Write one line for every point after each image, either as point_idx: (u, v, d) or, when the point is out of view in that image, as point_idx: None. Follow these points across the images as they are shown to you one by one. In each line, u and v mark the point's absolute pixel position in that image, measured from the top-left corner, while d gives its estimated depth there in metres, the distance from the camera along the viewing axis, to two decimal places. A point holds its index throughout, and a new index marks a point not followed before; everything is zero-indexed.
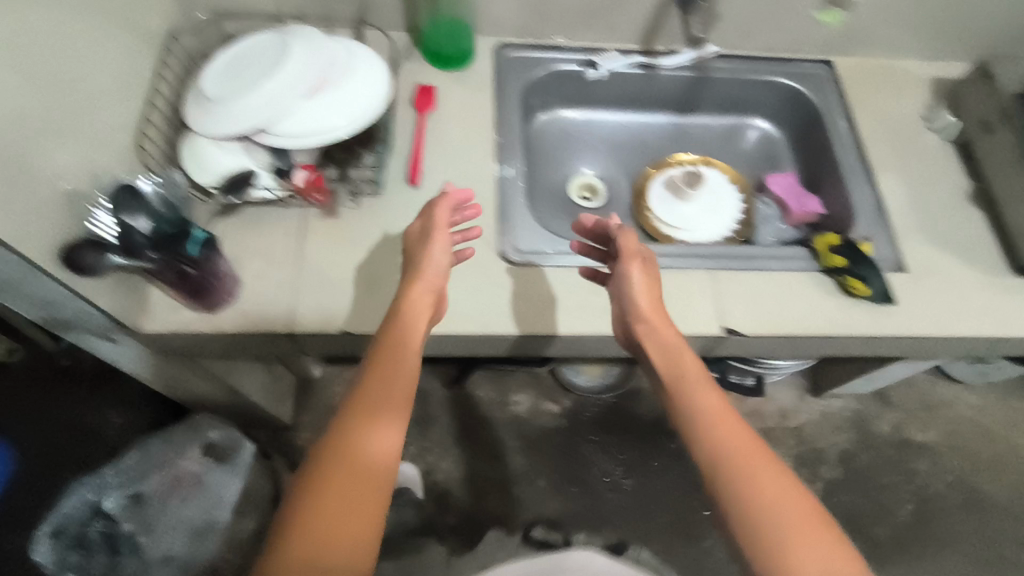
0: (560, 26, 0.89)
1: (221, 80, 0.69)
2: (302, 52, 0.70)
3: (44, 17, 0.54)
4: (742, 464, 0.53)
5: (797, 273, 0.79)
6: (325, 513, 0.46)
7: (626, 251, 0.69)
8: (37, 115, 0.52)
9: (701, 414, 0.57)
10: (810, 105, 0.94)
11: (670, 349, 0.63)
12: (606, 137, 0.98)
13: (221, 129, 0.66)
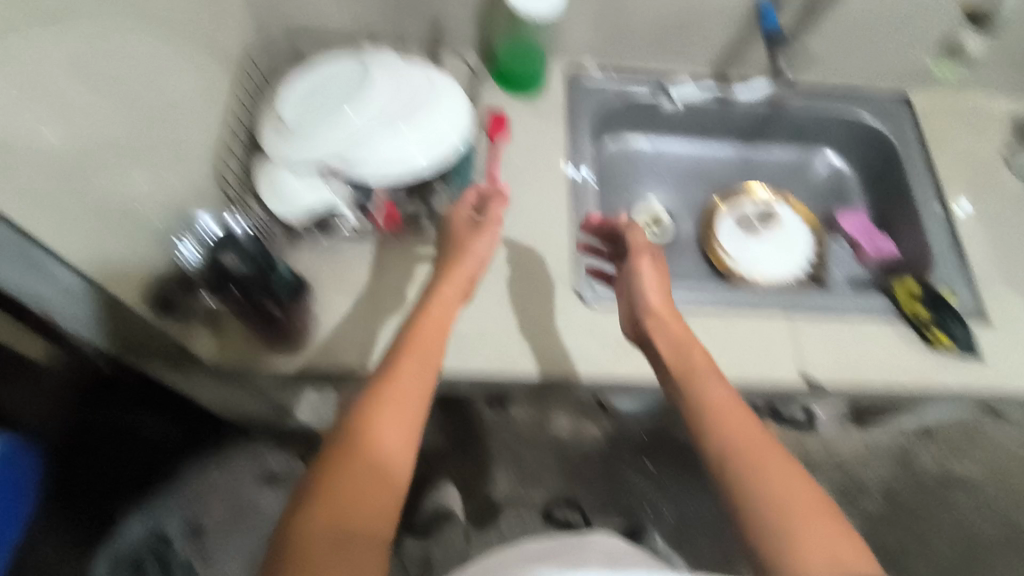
0: (635, 52, 0.87)
1: (306, 106, 0.68)
2: (387, 86, 0.69)
3: (132, 40, 0.53)
4: (757, 459, 0.50)
5: (878, 321, 0.77)
6: (337, 505, 0.44)
7: (636, 248, 0.67)
8: (117, 143, 0.50)
9: (712, 407, 0.53)
10: (885, 140, 0.91)
11: (680, 342, 0.59)
12: (671, 165, 0.96)
13: (302, 160, 0.65)
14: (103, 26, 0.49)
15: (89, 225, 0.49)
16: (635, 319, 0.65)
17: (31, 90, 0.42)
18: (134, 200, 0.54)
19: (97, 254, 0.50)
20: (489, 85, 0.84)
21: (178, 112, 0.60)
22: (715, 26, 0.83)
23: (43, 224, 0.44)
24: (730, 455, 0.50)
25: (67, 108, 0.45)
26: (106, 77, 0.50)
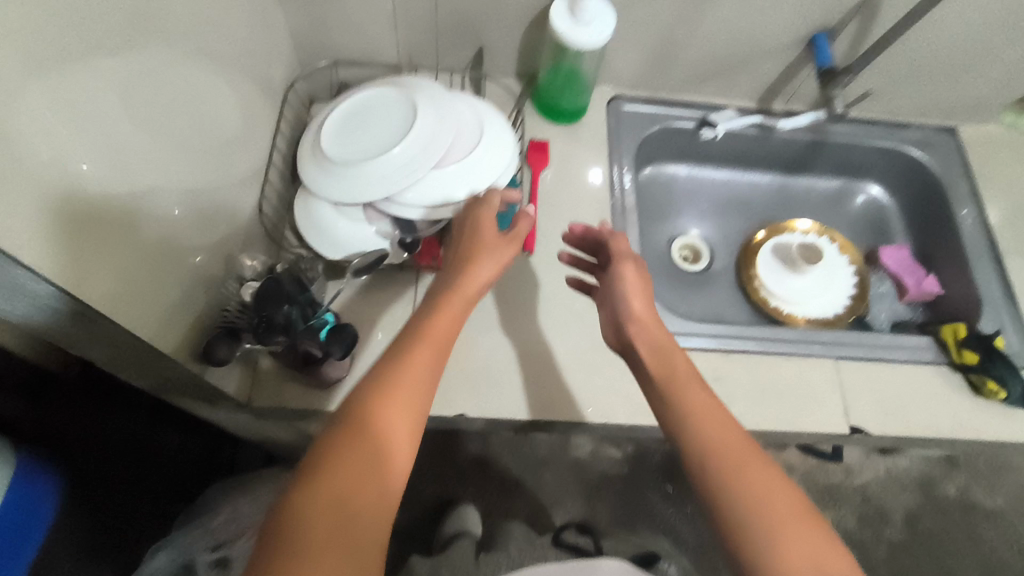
0: (677, 81, 0.86)
1: (342, 140, 0.65)
2: (434, 112, 0.65)
3: (173, 77, 0.52)
4: (739, 463, 0.49)
5: (924, 367, 0.75)
6: (342, 494, 0.42)
7: (618, 254, 0.64)
8: (154, 176, 0.49)
9: (693, 411, 0.53)
10: (930, 174, 0.88)
11: (662, 346, 0.58)
12: (709, 194, 0.94)
13: (346, 196, 0.62)
14: (144, 68, 0.48)
15: (132, 275, 0.46)
16: (614, 326, 0.63)
17: (78, 130, 0.41)
18: (173, 240, 0.52)
19: (141, 305, 0.48)
20: (530, 114, 0.83)
21: (219, 148, 0.60)
22: (758, 58, 0.81)
23: (86, 284, 0.42)
24: (711, 456, 0.50)
25: (105, 153, 0.44)
26: (143, 116, 0.48)
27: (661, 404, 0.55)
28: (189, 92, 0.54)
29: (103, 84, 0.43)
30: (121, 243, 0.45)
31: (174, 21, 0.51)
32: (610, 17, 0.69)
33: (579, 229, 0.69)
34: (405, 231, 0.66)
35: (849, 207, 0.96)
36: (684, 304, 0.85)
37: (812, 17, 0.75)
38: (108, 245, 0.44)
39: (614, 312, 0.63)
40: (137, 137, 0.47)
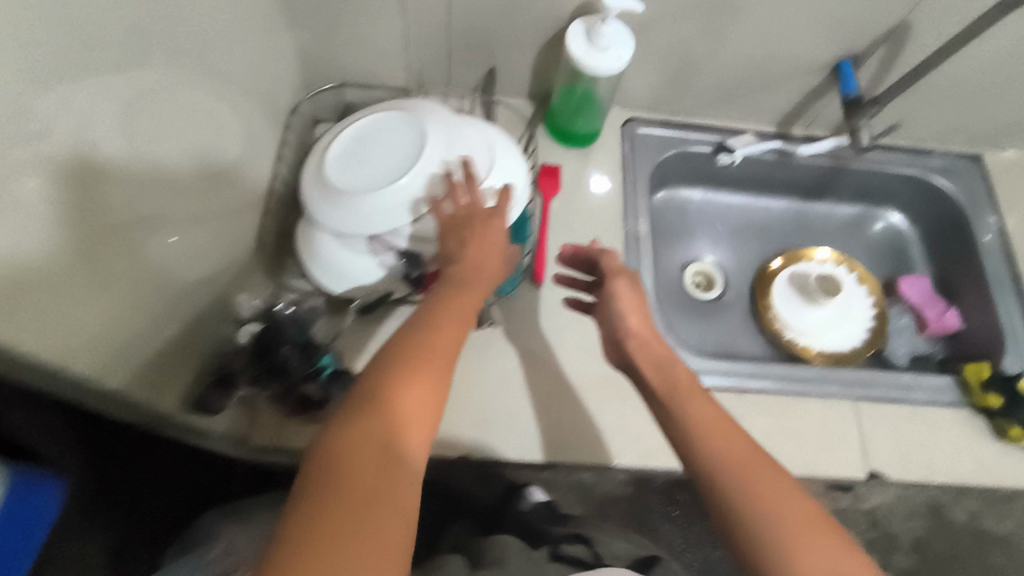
0: (694, 103, 0.83)
1: (347, 167, 0.62)
2: (446, 140, 0.62)
3: (181, 105, 0.50)
4: (756, 463, 0.47)
5: (945, 409, 0.72)
6: (358, 489, 0.38)
7: (610, 269, 0.65)
8: (155, 204, 0.47)
9: (703, 423, 0.50)
10: (954, 204, 0.85)
11: (661, 360, 0.58)
12: (724, 220, 0.91)
13: (352, 228, 0.60)
14: (153, 100, 0.46)
15: (109, 315, 0.42)
16: (617, 342, 0.62)
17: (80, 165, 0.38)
18: (155, 271, 0.47)
19: (114, 347, 0.42)
20: (542, 136, 0.80)
21: (226, 174, 0.58)
22: (779, 83, 0.79)
23: (59, 333, 0.37)
24: (731, 466, 0.47)
25: (97, 188, 0.40)
26: (147, 147, 0.46)
27: (667, 416, 0.53)
28: (197, 120, 0.52)
29: (113, 121, 0.41)
30: (96, 279, 0.40)
31: (183, 48, 0.49)
32: (629, 41, 0.66)
33: (568, 251, 0.70)
34: (412, 267, 0.63)
35: (869, 234, 0.93)
36: (697, 333, 0.83)
37: (839, 45, 0.72)
38: (82, 283, 0.39)
39: (614, 330, 0.63)
40: (137, 168, 0.44)
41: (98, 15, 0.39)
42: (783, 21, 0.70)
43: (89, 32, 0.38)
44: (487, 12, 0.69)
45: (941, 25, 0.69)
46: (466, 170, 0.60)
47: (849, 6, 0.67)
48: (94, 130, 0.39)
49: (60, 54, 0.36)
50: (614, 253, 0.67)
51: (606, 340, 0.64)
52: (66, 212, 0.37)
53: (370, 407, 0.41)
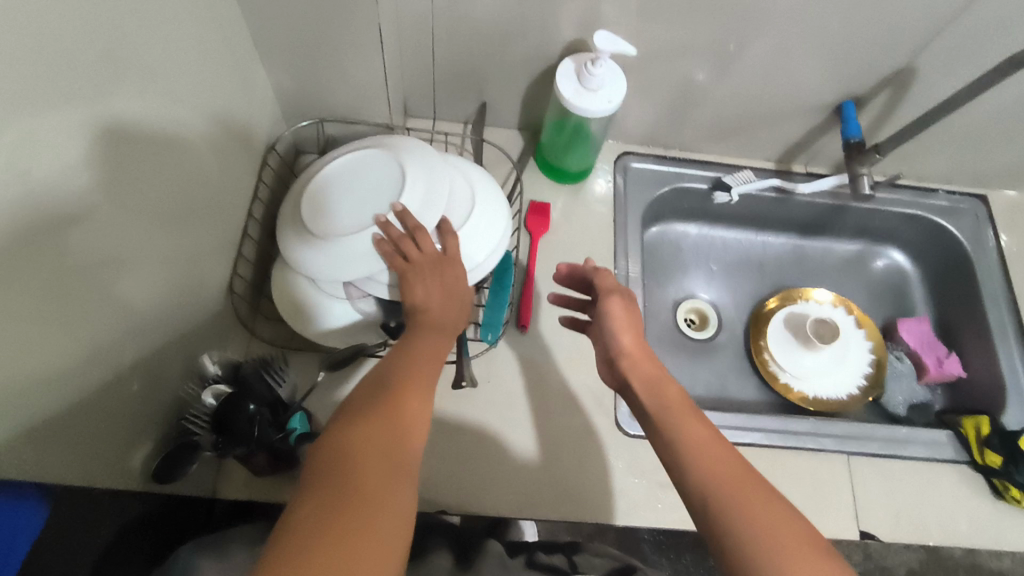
0: (690, 138, 0.81)
1: (317, 209, 0.59)
2: (426, 179, 0.59)
3: (157, 152, 0.48)
4: (743, 490, 0.43)
5: (941, 465, 0.70)
6: (357, 505, 0.37)
7: (603, 287, 0.61)
8: (122, 254, 0.45)
9: (704, 441, 0.47)
10: (957, 245, 0.82)
11: (653, 380, 0.54)
12: (719, 256, 0.89)
13: (327, 274, 0.57)
14: (125, 156, 0.44)
15: (50, 371, 0.38)
16: (610, 364, 0.59)
17: (40, 228, 0.36)
18: (111, 318, 0.44)
19: (49, 410, 0.39)
20: (533, 171, 0.78)
21: (200, 215, 0.56)
22: (778, 122, 0.76)
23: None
24: (728, 483, 0.44)
25: (57, 249, 0.38)
26: (118, 200, 0.44)
27: (659, 440, 0.49)
28: (173, 167, 0.50)
29: (85, 183, 0.40)
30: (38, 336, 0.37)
31: (159, 96, 0.47)
32: (621, 81, 0.63)
33: (563, 271, 0.66)
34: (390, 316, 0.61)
35: (868, 273, 0.90)
36: (686, 376, 0.81)
37: (842, 86, 0.70)
38: (28, 319, 0.36)
39: (607, 348, 0.59)
40: (110, 223, 0.43)
41: (63, 79, 0.37)
42: (784, 62, 0.67)
43: (54, 96, 0.36)
44: (475, 46, 0.67)
45: (948, 70, 0.66)
46: (407, 220, 0.56)
47: (853, 48, 0.65)
48: (61, 196, 0.38)
49: (24, 120, 0.34)
50: (606, 272, 0.64)
51: (601, 364, 0.60)
52: (14, 281, 0.34)
53: (368, 425, 0.41)
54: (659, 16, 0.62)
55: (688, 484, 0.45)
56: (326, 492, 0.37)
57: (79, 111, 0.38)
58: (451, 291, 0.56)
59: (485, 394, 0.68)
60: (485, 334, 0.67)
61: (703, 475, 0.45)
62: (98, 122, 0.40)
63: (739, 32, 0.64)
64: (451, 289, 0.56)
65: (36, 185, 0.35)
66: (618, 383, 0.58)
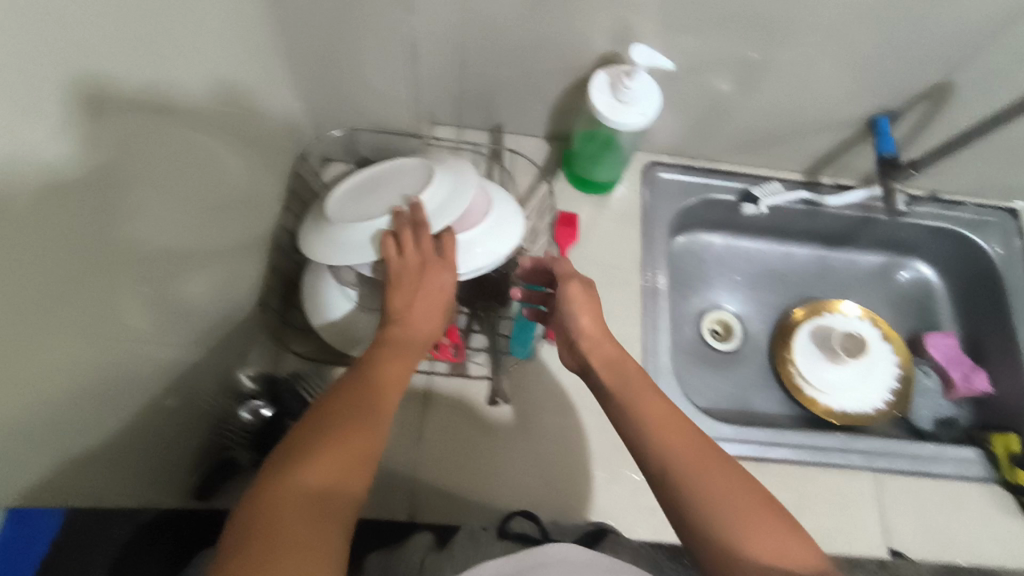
0: (718, 149, 0.80)
1: (351, 197, 0.59)
2: (452, 181, 0.56)
3: (194, 168, 0.48)
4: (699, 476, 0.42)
5: (970, 483, 0.69)
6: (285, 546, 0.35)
7: (562, 272, 0.56)
8: (160, 267, 0.45)
9: (680, 452, 0.43)
10: (986, 259, 0.81)
11: (613, 361, 0.51)
12: (744, 266, 0.88)
13: (332, 255, 0.54)
14: (166, 170, 0.44)
15: (59, 403, 0.37)
16: (571, 346, 0.55)
17: (78, 238, 0.36)
18: (142, 332, 0.44)
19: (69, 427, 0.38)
20: (560, 181, 0.78)
21: (232, 228, 0.56)
22: (808, 134, 0.76)
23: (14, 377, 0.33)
24: (715, 503, 0.40)
25: (76, 272, 0.36)
26: (158, 214, 0.43)
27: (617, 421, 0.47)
28: (211, 178, 0.51)
29: (127, 196, 0.40)
30: (53, 347, 0.35)
31: (199, 112, 0.47)
32: (655, 95, 0.62)
33: (527, 265, 0.60)
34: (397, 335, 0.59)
35: (892, 286, 0.89)
36: (711, 389, 0.80)
37: (875, 100, 0.69)
38: (54, 315, 0.35)
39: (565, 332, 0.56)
40: (147, 241, 0.43)
41: (109, 101, 0.37)
42: (816, 76, 0.67)
43: (94, 118, 0.36)
44: (505, 57, 0.66)
45: (986, 86, 0.65)
46: (417, 214, 0.54)
47: (890, 63, 0.64)
48: (102, 208, 0.37)
49: (59, 145, 0.33)
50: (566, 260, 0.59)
51: (563, 350, 0.57)
52: (33, 314, 0.33)
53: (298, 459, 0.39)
54: (694, 30, 0.61)
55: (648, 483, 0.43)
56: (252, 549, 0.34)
57: (120, 131, 0.38)
58: (432, 302, 0.52)
59: (512, 407, 0.68)
60: (514, 346, 0.67)
61: (683, 498, 0.41)
62: (138, 145, 0.40)
63: (775, 47, 0.63)
64: (432, 301, 0.52)
65: (69, 212, 0.35)
66: (581, 366, 0.55)
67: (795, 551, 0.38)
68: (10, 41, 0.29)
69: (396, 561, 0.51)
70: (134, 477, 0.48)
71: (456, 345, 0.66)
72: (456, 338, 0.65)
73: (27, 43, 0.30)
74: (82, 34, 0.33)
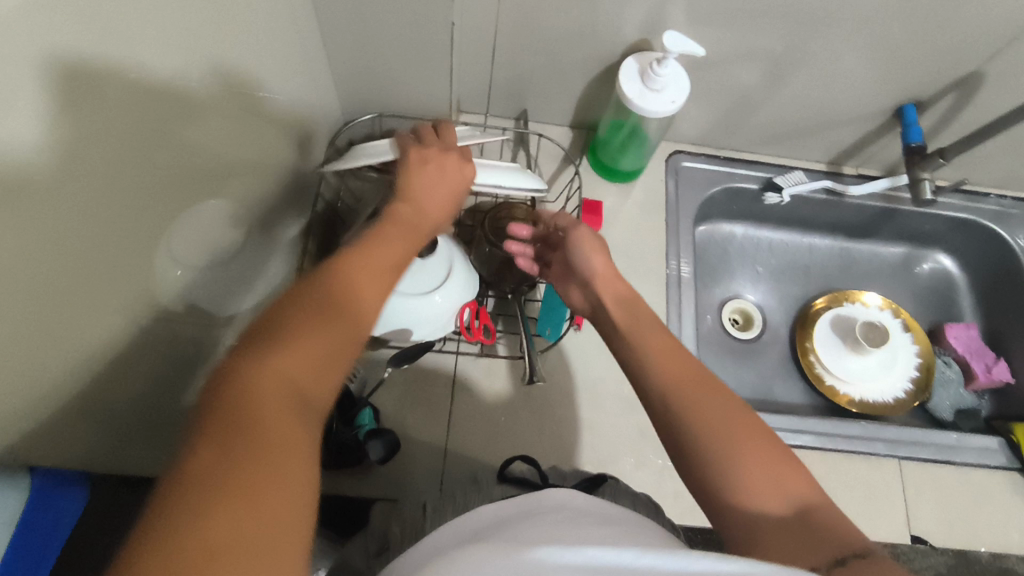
0: (742, 140, 0.81)
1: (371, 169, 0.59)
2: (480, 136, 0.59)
3: (226, 159, 0.48)
4: (712, 405, 0.40)
5: (992, 471, 0.70)
6: (256, 430, 0.29)
7: (569, 223, 0.58)
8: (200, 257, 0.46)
9: (689, 391, 0.42)
10: (1009, 251, 0.81)
11: (626, 298, 0.51)
12: (767, 257, 0.89)
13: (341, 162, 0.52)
14: (209, 159, 0.45)
15: (98, 377, 0.38)
16: (582, 285, 0.55)
17: (137, 226, 0.38)
18: (174, 315, 0.44)
19: (112, 398, 0.40)
20: (586, 170, 0.79)
21: (263, 212, 0.57)
22: (833, 126, 0.76)
23: (81, 349, 0.35)
24: (712, 439, 0.39)
25: (110, 268, 0.36)
26: (201, 202, 0.45)
27: (626, 357, 0.47)
28: (248, 166, 0.52)
29: (177, 186, 0.41)
30: (112, 323, 0.37)
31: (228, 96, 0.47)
32: (685, 84, 0.63)
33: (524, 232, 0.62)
34: (389, 333, 0.58)
35: (913, 277, 0.90)
36: (734, 377, 0.81)
37: (901, 92, 0.70)
38: (113, 296, 0.37)
39: (576, 277, 0.56)
40: (182, 229, 0.43)
41: (163, 93, 0.38)
42: (843, 68, 0.67)
43: (134, 125, 0.35)
44: (534, 47, 0.66)
45: (1017, 77, 0.65)
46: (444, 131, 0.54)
47: (920, 55, 0.64)
48: (158, 199, 0.39)
49: (126, 135, 0.35)
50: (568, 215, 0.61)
51: (572, 291, 0.57)
52: (69, 311, 0.33)
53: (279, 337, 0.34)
54: (722, 20, 0.61)
55: (673, 421, 0.41)
56: (216, 430, 0.29)
57: (156, 135, 0.38)
58: (444, 189, 0.49)
59: (540, 392, 0.69)
60: (545, 329, 0.69)
61: (698, 441, 0.39)
62: (170, 144, 0.39)
63: (804, 39, 0.63)
64: (441, 187, 0.49)
65: (132, 201, 0.36)
66: (591, 308, 0.54)
67: (794, 486, 0.37)
68: (53, 31, 0.28)
69: (406, 516, 0.51)
70: (159, 451, 0.49)
71: (487, 327, 0.67)
72: (488, 319, 0.65)
73: (92, 42, 0.31)
74: (122, 21, 0.33)
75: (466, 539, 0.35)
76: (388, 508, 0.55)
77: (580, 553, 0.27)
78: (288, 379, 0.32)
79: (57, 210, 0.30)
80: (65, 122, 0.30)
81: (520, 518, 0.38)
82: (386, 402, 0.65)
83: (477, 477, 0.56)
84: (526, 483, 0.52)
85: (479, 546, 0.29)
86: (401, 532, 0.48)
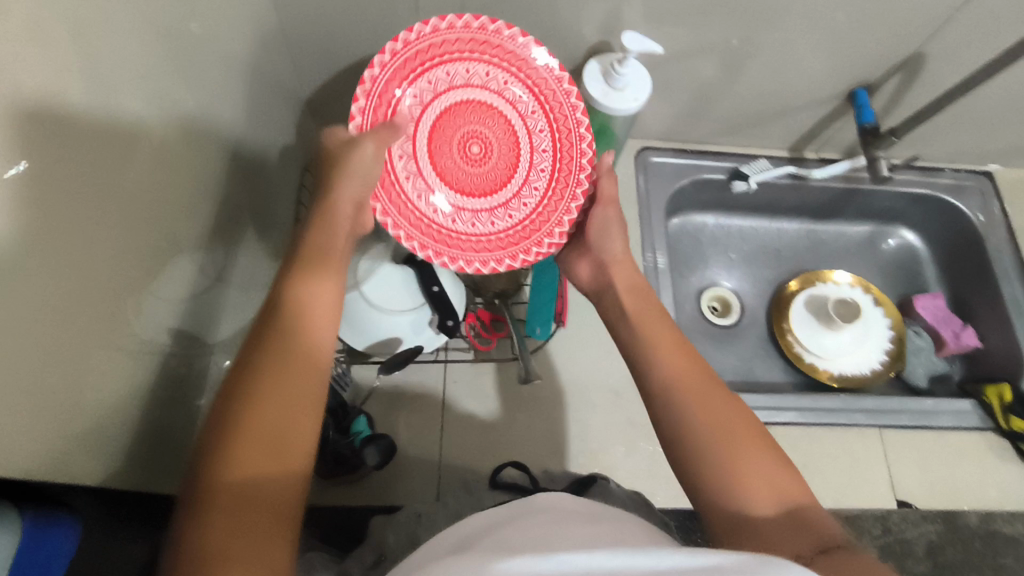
0: (706, 132, 0.83)
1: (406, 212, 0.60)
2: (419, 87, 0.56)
3: (192, 183, 0.48)
4: (704, 404, 0.42)
5: (968, 433, 0.73)
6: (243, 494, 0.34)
7: (603, 196, 0.58)
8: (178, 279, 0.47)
9: (681, 390, 0.43)
10: (966, 222, 0.84)
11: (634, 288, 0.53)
12: (739, 244, 0.92)
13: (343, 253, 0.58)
14: (178, 180, 0.46)
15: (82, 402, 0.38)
16: (594, 264, 0.57)
17: (117, 251, 0.38)
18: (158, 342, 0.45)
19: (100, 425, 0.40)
20: None
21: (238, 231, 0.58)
22: (790, 113, 0.79)
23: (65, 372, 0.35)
24: (700, 438, 0.41)
25: (90, 297, 0.36)
26: (175, 225, 0.46)
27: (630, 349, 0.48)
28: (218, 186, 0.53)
29: (152, 211, 0.42)
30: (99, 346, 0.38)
31: (189, 117, 0.47)
32: (647, 80, 0.65)
33: None
34: (373, 347, 0.61)
35: (880, 253, 0.93)
36: (717, 361, 0.83)
37: (850, 75, 0.73)
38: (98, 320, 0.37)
39: (594, 252, 0.58)
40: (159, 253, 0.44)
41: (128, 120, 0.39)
42: (794, 57, 0.70)
43: (92, 163, 0.36)
44: None
45: (958, 54, 0.69)
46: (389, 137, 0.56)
47: (865, 38, 0.67)
48: (136, 224, 0.40)
49: (97, 160, 0.36)
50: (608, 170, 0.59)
51: (581, 267, 0.59)
52: (56, 340, 0.33)
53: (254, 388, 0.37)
54: (676, 16, 0.64)
55: (664, 421, 0.43)
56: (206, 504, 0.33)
57: (120, 171, 0.38)
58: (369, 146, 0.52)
59: (528, 390, 0.70)
60: (536, 328, 0.70)
61: (687, 442, 0.41)
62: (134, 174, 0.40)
63: (753, 32, 0.66)
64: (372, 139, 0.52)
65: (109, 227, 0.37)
66: (599, 286, 0.57)
67: (785, 485, 0.39)
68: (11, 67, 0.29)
69: (409, 523, 0.52)
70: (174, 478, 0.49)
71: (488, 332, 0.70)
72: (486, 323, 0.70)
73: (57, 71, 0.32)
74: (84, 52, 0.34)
75: (459, 544, 0.36)
76: (389, 518, 0.55)
77: (554, 560, 0.27)
78: (262, 426, 0.36)
79: (35, 236, 0.31)
80: (38, 152, 0.31)
81: (515, 520, 0.39)
82: (378, 410, 0.66)
83: (471, 483, 0.57)
84: (516, 486, 0.53)
85: (459, 557, 0.30)
86: (397, 541, 0.49)
